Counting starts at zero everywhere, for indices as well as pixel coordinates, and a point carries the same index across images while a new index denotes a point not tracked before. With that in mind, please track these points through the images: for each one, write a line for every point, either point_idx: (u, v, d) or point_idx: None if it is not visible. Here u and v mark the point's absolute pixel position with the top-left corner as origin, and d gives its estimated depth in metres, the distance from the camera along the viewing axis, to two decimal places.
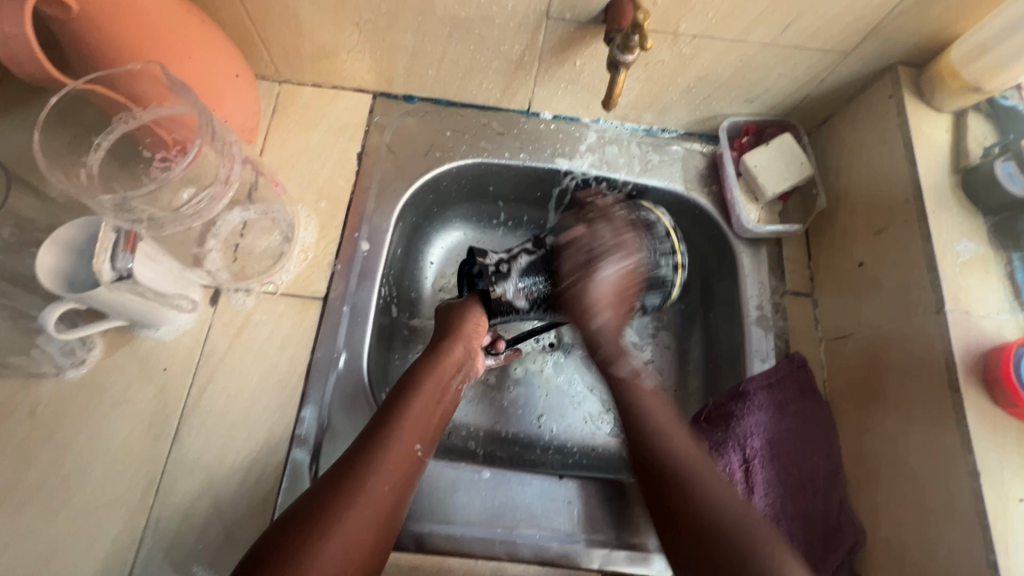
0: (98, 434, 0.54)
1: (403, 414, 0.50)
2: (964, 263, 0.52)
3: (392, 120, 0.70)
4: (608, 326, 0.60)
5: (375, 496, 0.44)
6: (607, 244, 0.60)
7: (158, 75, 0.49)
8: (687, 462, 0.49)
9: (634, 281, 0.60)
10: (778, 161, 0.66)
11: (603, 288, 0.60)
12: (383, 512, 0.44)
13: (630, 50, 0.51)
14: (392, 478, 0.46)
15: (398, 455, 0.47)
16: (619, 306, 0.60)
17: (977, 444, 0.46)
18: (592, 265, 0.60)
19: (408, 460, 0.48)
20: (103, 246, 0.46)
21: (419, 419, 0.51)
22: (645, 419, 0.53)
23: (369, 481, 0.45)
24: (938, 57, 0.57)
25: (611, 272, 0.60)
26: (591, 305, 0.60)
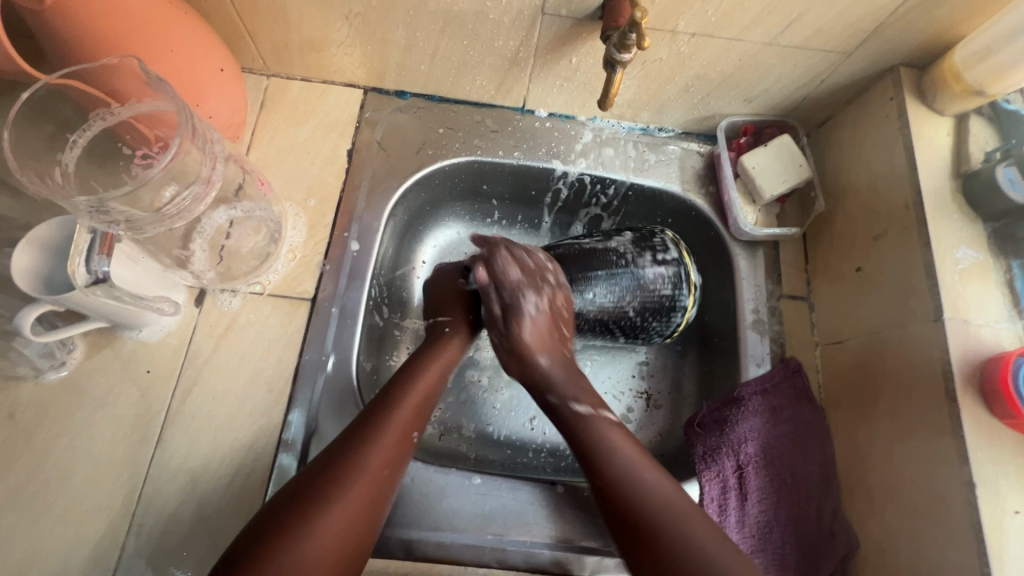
0: (79, 439, 0.53)
1: (395, 407, 0.49)
2: (963, 270, 0.52)
3: (384, 116, 0.69)
4: (552, 363, 0.55)
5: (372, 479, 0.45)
6: (518, 277, 0.56)
7: (136, 69, 0.47)
8: (666, 512, 0.43)
9: (557, 312, 0.57)
10: (777, 163, 0.65)
11: (532, 326, 0.55)
12: (376, 496, 0.45)
13: (627, 49, 0.49)
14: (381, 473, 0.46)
15: (389, 451, 0.47)
16: (554, 339, 0.56)
17: (972, 455, 0.46)
18: (512, 303, 0.55)
19: (397, 455, 0.48)
20: (77, 248, 0.46)
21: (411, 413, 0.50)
22: (617, 463, 0.47)
23: (369, 460, 0.45)
24: (940, 59, 0.56)
25: (532, 307, 0.55)
26: (526, 344, 0.55)
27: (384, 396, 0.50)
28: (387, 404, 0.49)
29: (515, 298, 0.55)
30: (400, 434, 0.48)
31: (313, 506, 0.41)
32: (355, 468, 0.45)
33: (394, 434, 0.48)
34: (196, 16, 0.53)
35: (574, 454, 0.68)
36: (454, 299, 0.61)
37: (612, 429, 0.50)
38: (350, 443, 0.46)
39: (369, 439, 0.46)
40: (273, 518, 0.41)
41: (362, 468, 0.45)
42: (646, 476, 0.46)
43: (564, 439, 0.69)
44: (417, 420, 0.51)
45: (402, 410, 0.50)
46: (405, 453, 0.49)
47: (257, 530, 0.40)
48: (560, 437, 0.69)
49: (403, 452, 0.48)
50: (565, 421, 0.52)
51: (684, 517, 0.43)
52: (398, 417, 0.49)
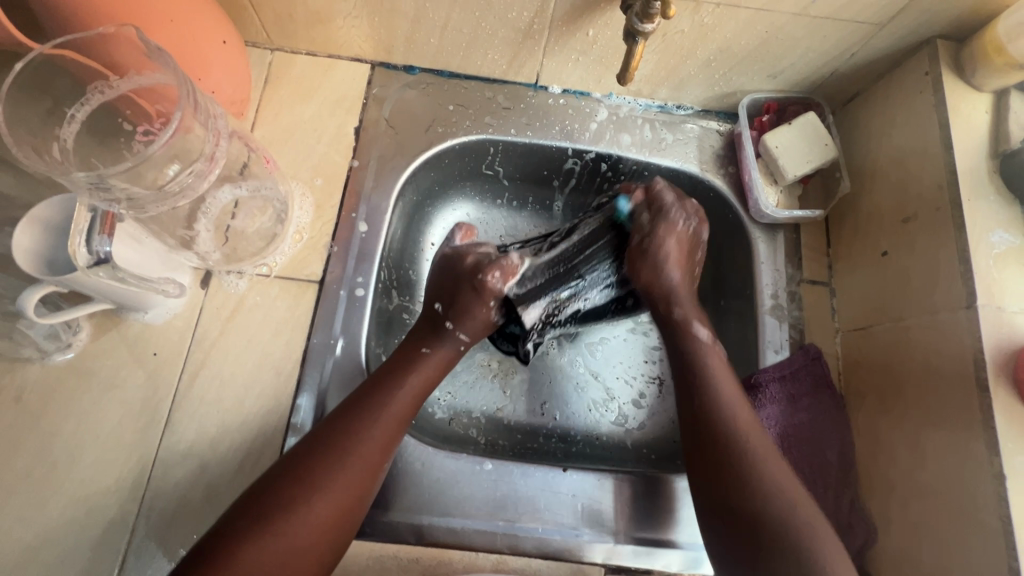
0: (87, 421, 0.53)
1: (392, 393, 0.49)
2: (999, 255, 0.49)
3: (392, 92, 0.66)
4: (680, 284, 0.56)
5: (353, 465, 0.45)
6: (671, 199, 0.57)
7: (134, 40, 0.45)
8: (754, 455, 0.46)
9: (697, 243, 0.58)
10: (801, 142, 0.62)
11: (673, 245, 0.56)
12: (357, 484, 0.45)
13: (650, 18, 0.46)
14: (367, 467, 0.46)
15: (379, 441, 0.47)
16: (687, 264, 0.57)
17: (1004, 447, 0.44)
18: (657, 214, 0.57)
19: (388, 450, 0.47)
20: (77, 226, 0.44)
21: (409, 402, 0.49)
22: (721, 401, 0.49)
23: (351, 445, 0.45)
24: (981, 31, 0.53)
25: (679, 232, 0.57)
26: (662, 257, 0.56)
27: (382, 379, 0.50)
28: (386, 388, 0.49)
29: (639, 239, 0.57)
30: (394, 424, 0.48)
31: (296, 492, 0.42)
32: (338, 453, 0.45)
33: (388, 425, 0.48)
34: None
35: (586, 440, 0.67)
36: (481, 318, 0.54)
37: (718, 361, 0.53)
38: (338, 427, 0.46)
39: (358, 425, 0.46)
40: (259, 497, 0.42)
41: (348, 457, 0.45)
42: (744, 420, 0.48)
43: (575, 424, 0.67)
44: (413, 410, 0.50)
45: (400, 398, 0.49)
46: (397, 443, 0.49)
47: (245, 503, 0.42)
48: (572, 422, 0.68)
49: (394, 443, 0.48)
50: (681, 333, 0.54)
51: (756, 456, 0.46)
52: (393, 407, 0.48)
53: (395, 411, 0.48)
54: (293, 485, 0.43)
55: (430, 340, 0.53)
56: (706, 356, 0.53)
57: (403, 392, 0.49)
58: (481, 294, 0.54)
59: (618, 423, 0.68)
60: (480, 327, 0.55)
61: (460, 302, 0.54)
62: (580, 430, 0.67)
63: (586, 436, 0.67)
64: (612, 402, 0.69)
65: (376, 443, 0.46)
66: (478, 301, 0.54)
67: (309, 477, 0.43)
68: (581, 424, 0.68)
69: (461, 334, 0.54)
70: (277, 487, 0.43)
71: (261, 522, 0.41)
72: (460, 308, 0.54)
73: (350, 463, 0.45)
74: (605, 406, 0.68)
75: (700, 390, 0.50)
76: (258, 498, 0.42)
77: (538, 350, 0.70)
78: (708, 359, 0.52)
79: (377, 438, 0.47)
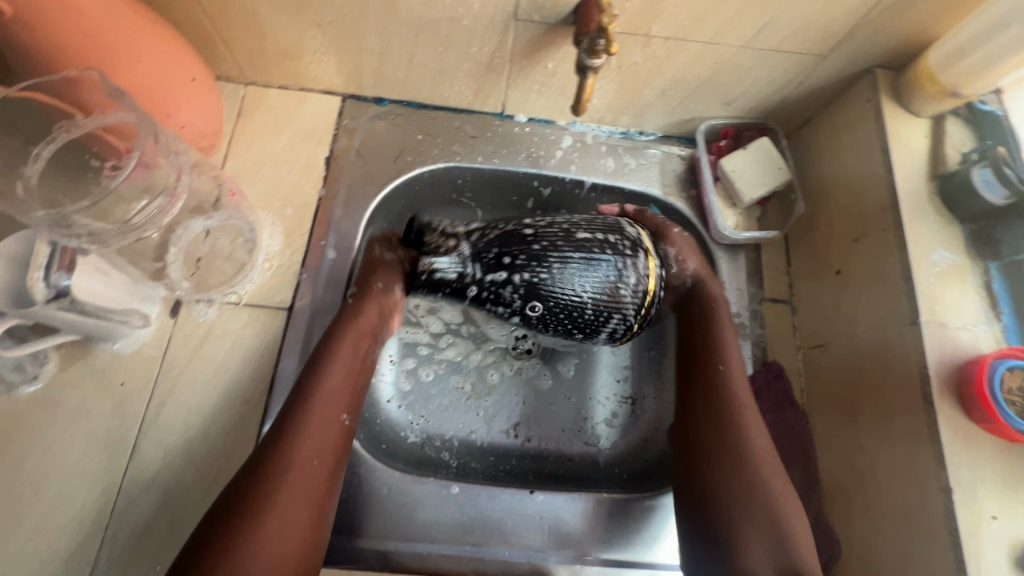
0: (50, 454, 0.53)
1: (318, 385, 0.49)
2: (940, 273, 0.51)
3: (362, 123, 0.69)
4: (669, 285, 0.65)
5: (303, 467, 0.45)
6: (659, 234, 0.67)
7: (96, 81, 0.47)
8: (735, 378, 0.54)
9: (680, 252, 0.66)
10: (756, 165, 0.65)
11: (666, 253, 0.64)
12: (316, 481, 0.45)
13: (597, 54, 0.49)
14: (316, 468, 0.46)
15: (318, 435, 0.47)
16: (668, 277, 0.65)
17: (949, 460, 0.45)
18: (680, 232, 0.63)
19: (332, 436, 0.48)
20: (36, 261, 0.45)
21: (341, 383, 0.51)
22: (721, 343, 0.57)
23: (297, 447, 0.46)
24: (916, 60, 0.56)
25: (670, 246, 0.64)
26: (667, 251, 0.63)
27: (306, 380, 0.50)
28: (312, 382, 0.50)
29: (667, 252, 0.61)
30: (327, 416, 0.48)
31: (250, 508, 0.42)
32: (281, 461, 0.45)
33: (318, 419, 0.48)
34: (173, 32, 0.54)
35: (558, 461, 0.67)
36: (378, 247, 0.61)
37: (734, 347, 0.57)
38: (279, 434, 0.46)
39: (303, 422, 0.47)
40: (219, 526, 0.41)
41: (294, 458, 0.45)
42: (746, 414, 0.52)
43: (548, 445, 0.68)
44: (347, 392, 0.51)
45: (324, 389, 0.49)
46: (341, 428, 0.49)
47: (197, 546, 0.41)
48: (545, 443, 0.68)
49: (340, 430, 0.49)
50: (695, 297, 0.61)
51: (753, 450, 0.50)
52: (321, 397, 0.49)
53: (323, 405, 0.49)
54: (250, 505, 0.42)
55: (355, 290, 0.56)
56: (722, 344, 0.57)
57: (325, 385, 0.50)
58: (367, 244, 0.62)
59: (590, 443, 0.68)
60: (382, 258, 0.59)
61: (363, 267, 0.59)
62: (553, 451, 0.68)
63: (558, 456, 0.68)
64: (584, 423, 0.69)
65: (316, 436, 0.47)
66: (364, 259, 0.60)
67: (262, 488, 0.43)
68: (555, 444, 0.68)
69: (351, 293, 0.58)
70: (241, 510, 0.42)
71: (223, 545, 0.40)
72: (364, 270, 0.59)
73: (296, 461, 0.45)
74: (578, 426, 0.69)
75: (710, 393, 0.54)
76: (223, 538, 0.40)
77: (511, 372, 0.71)
78: (732, 375, 0.55)
79: (316, 430, 0.47)
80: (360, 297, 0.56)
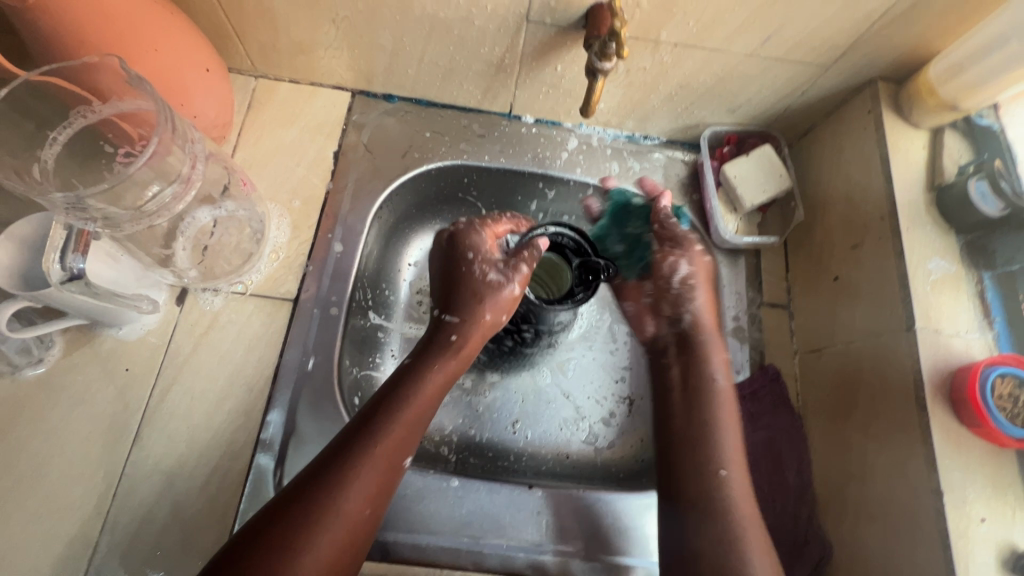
0: (53, 438, 0.53)
1: (386, 433, 0.47)
2: (936, 281, 0.52)
3: (371, 119, 0.69)
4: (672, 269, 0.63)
5: (352, 509, 0.43)
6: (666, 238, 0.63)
7: (116, 69, 0.47)
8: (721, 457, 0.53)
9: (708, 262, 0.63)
10: (758, 172, 0.66)
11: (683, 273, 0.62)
12: (356, 529, 0.43)
13: (608, 58, 0.50)
14: (359, 516, 0.44)
15: (372, 481, 0.45)
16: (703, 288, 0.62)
17: (941, 463, 0.46)
18: (700, 248, 0.62)
19: (385, 484, 0.46)
20: (53, 243, 0.46)
21: (408, 431, 0.48)
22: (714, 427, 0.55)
23: (351, 487, 0.43)
24: (916, 74, 0.57)
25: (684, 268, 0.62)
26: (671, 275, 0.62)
27: (372, 423, 0.47)
28: (380, 423, 0.47)
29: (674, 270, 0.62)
30: (392, 457, 0.47)
31: (291, 541, 0.40)
32: (334, 498, 0.43)
33: (380, 465, 0.45)
34: (187, 21, 0.54)
35: (556, 459, 0.68)
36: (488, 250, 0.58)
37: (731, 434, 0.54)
38: (339, 464, 0.44)
39: (367, 464, 0.45)
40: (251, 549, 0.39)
41: (351, 500, 0.43)
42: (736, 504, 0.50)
43: (545, 444, 0.69)
44: (407, 442, 0.48)
45: (393, 433, 0.47)
46: (397, 475, 0.47)
47: (230, 566, 0.39)
48: (543, 441, 0.69)
49: (392, 479, 0.47)
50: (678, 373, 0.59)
51: (741, 533, 0.48)
52: (388, 441, 0.46)
53: (381, 459, 0.46)
54: (287, 542, 0.40)
55: (459, 327, 0.55)
56: (720, 442, 0.53)
57: (398, 426, 0.47)
58: (468, 245, 0.58)
59: (587, 442, 0.69)
60: (491, 283, 0.57)
61: (465, 283, 0.57)
62: (551, 449, 0.69)
63: (556, 454, 0.68)
64: (582, 422, 0.70)
65: (377, 480, 0.45)
66: (462, 267, 0.58)
67: (307, 524, 0.41)
68: (552, 442, 0.69)
69: (449, 315, 0.56)
70: (279, 542, 0.40)
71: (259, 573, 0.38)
72: (471, 291, 0.57)
73: (348, 503, 0.43)
74: (575, 425, 0.70)
75: (714, 501, 0.50)
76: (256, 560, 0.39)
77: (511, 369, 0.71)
78: (733, 484, 0.51)
79: (376, 474, 0.45)
80: (465, 327, 0.55)
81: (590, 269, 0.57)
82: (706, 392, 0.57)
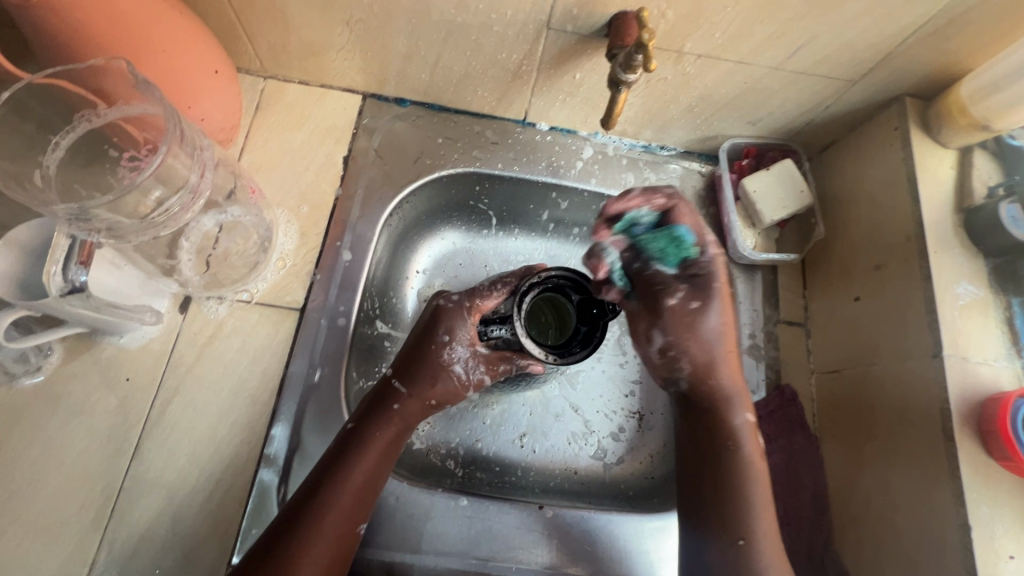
0: (50, 450, 0.51)
1: (353, 466, 0.48)
2: (964, 307, 0.51)
3: (382, 123, 0.68)
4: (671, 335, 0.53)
5: (325, 538, 0.46)
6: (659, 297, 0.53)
7: (123, 71, 0.46)
8: (755, 499, 0.49)
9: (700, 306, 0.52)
10: (778, 187, 0.64)
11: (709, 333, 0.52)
12: (334, 553, 0.46)
13: (633, 69, 0.48)
14: (333, 544, 0.46)
15: (340, 515, 0.47)
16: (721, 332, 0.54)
17: (969, 497, 0.45)
18: (688, 314, 0.52)
19: (357, 512, 0.48)
20: (54, 255, 0.45)
21: (376, 462, 0.49)
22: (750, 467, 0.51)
23: (325, 520, 0.46)
24: (946, 92, 0.56)
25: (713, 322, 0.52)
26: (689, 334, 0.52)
27: (342, 457, 0.48)
28: (347, 458, 0.48)
29: (650, 336, 0.53)
30: (361, 488, 0.48)
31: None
32: (309, 531, 0.45)
33: (347, 500, 0.47)
34: (197, 21, 0.52)
35: (564, 475, 0.67)
36: (461, 337, 0.53)
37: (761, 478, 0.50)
38: (311, 499, 0.46)
39: (333, 498, 0.47)
40: None
41: (323, 530, 0.46)
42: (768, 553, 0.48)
43: (553, 459, 0.67)
44: (359, 509, 0.48)
45: (360, 466, 0.48)
46: (370, 500, 0.49)
47: None
48: (550, 457, 0.67)
49: (365, 507, 0.49)
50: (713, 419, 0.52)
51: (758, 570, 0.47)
52: (354, 475, 0.48)
53: (334, 528, 0.46)
54: None
55: (400, 397, 0.52)
56: (751, 506, 0.49)
57: (363, 460, 0.48)
58: (440, 322, 0.54)
59: (595, 458, 0.68)
60: (450, 374, 0.53)
61: (420, 362, 0.53)
62: (558, 465, 0.67)
63: (564, 470, 0.67)
64: (591, 436, 0.69)
65: (344, 510, 0.47)
66: (432, 344, 0.53)
67: (287, 558, 0.44)
68: (560, 458, 0.67)
69: (397, 381, 0.53)
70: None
71: None
72: (421, 372, 0.53)
73: (319, 537, 0.45)
74: (584, 439, 0.68)
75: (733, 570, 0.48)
76: None
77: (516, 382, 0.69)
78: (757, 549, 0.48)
79: (343, 506, 0.47)
80: (408, 400, 0.52)
81: (593, 303, 0.54)
82: (726, 455, 0.51)
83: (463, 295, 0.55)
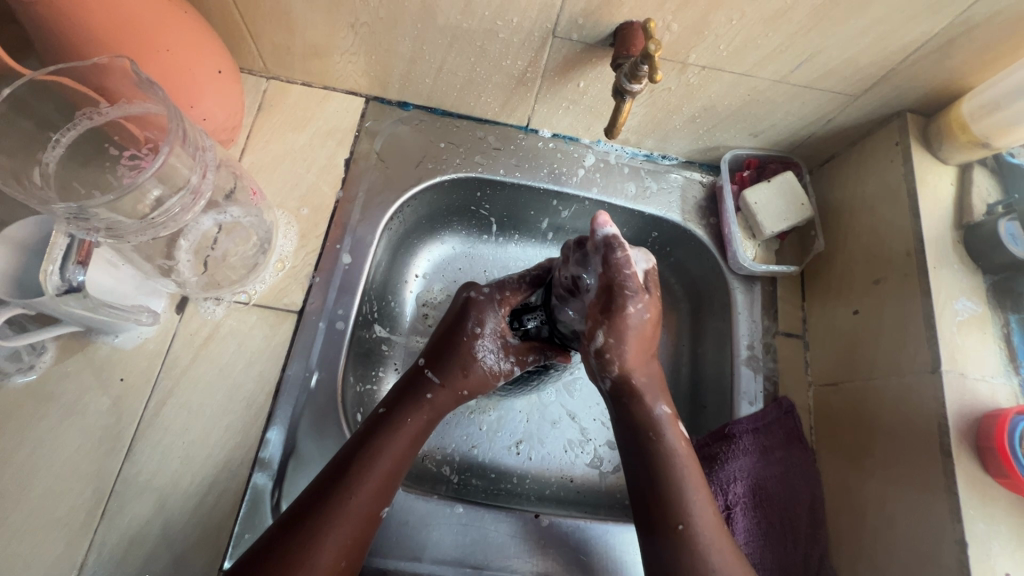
0: (40, 450, 0.50)
1: (381, 451, 0.47)
2: (963, 323, 0.51)
3: (384, 127, 0.67)
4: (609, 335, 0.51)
5: (352, 520, 0.45)
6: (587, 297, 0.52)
7: (125, 69, 0.45)
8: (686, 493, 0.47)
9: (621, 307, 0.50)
10: (778, 199, 0.65)
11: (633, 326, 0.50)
12: (355, 538, 0.45)
13: (638, 80, 0.48)
14: (357, 525, 0.45)
15: (369, 497, 0.46)
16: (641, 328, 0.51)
17: (966, 513, 0.45)
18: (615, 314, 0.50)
19: (382, 496, 0.47)
20: (52, 254, 0.44)
21: (407, 448, 0.49)
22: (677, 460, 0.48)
23: (349, 502, 0.45)
24: (947, 109, 0.56)
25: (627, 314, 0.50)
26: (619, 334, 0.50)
27: (371, 441, 0.48)
28: (376, 442, 0.48)
29: (593, 334, 0.51)
30: (390, 472, 0.48)
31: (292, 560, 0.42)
32: (333, 512, 0.44)
33: (376, 482, 0.46)
34: (201, 21, 0.52)
35: (559, 481, 0.66)
36: (490, 328, 0.54)
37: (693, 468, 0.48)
38: (339, 481, 0.46)
39: (362, 480, 0.46)
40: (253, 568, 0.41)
41: (350, 511, 0.45)
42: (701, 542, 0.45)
43: (549, 466, 0.67)
44: (387, 493, 0.47)
45: (390, 449, 0.48)
46: (394, 486, 0.48)
47: None
48: (546, 463, 0.67)
49: (390, 492, 0.48)
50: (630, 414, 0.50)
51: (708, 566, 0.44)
52: (384, 458, 0.47)
53: (360, 508, 0.45)
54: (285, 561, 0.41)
55: (434, 386, 0.52)
56: (683, 492, 0.47)
57: (393, 443, 0.48)
58: (470, 313, 0.55)
59: (591, 465, 0.68)
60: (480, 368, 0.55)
61: (454, 353, 0.54)
62: (554, 471, 0.67)
63: (560, 477, 0.66)
64: (587, 444, 0.68)
65: (373, 493, 0.46)
66: (462, 334, 0.54)
67: (307, 537, 0.43)
68: (556, 465, 0.67)
69: (430, 372, 0.53)
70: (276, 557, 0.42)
71: None
72: (454, 361, 0.53)
73: (342, 518, 0.44)
74: (581, 446, 0.68)
75: (679, 562, 0.44)
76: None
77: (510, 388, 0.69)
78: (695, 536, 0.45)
79: (371, 489, 0.46)
80: (439, 388, 0.53)
81: None
82: (653, 446, 0.48)
83: (492, 290, 0.56)
